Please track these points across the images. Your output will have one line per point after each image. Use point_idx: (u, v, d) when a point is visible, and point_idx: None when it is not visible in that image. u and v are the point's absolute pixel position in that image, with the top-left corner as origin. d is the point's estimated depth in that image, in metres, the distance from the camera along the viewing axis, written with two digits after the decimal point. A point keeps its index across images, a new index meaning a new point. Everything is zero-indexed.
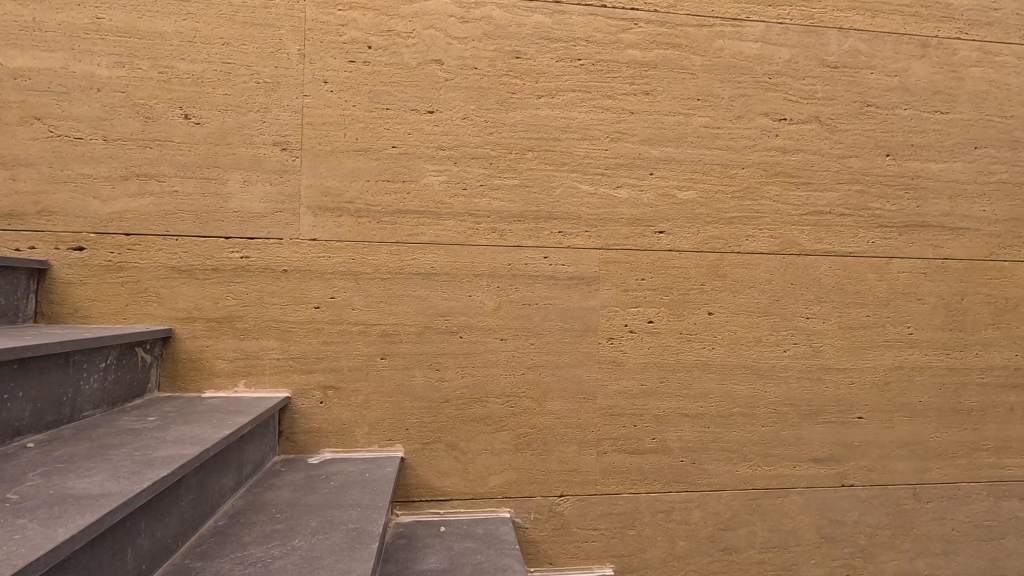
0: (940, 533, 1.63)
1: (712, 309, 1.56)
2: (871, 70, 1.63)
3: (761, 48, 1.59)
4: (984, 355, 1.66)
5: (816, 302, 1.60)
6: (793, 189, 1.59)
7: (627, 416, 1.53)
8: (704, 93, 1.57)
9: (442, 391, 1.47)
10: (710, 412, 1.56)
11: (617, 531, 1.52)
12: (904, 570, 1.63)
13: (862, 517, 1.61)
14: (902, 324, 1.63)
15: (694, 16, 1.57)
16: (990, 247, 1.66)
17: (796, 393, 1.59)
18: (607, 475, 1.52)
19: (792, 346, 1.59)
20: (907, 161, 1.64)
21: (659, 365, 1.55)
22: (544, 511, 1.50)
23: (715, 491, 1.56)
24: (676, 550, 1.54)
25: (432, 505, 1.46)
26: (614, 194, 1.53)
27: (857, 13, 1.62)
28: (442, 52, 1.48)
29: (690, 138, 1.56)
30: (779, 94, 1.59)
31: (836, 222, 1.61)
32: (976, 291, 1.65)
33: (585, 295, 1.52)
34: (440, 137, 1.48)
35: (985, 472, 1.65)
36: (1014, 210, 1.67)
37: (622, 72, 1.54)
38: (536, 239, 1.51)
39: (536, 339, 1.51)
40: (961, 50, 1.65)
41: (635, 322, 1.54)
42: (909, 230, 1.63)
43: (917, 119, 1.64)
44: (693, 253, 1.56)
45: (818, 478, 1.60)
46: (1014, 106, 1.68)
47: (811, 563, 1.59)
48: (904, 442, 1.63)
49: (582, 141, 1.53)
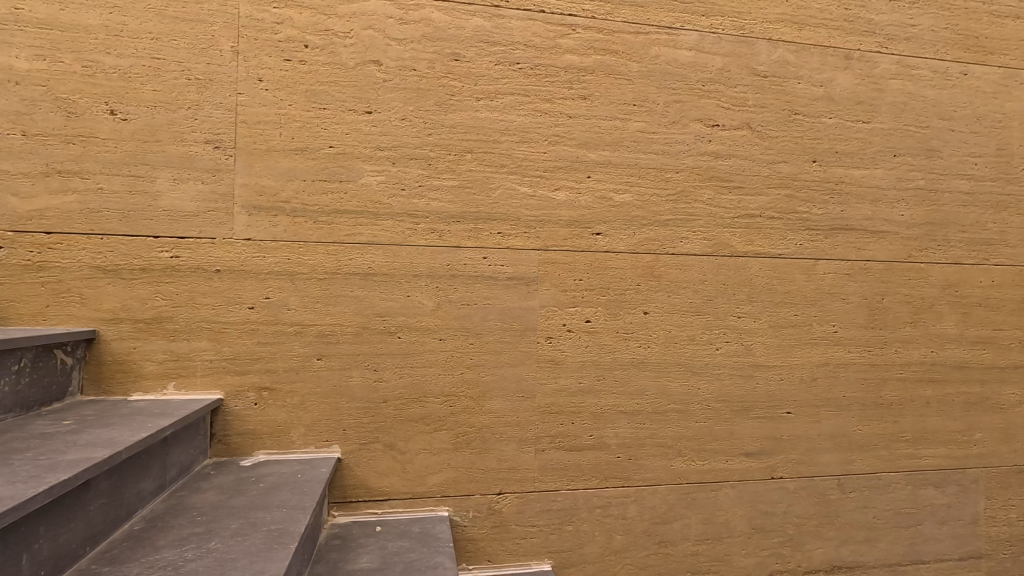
0: (863, 522, 1.72)
1: (648, 309, 1.61)
2: (799, 80, 1.70)
3: (694, 56, 1.64)
4: (903, 352, 1.75)
5: (747, 301, 1.66)
6: (725, 193, 1.65)
7: (565, 413, 1.56)
8: (641, 99, 1.61)
9: (381, 391, 1.48)
10: (645, 409, 1.61)
11: (555, 527, 1.55)
12: (829, 557, 1.70)
13: (791, 509, 1.68)
14: (827, 322, 1.70)
15: (630, 23, 1.61)
16: (908, 249, 1.76)
17: (728, 389, 1.65)
18: (545, 472, 1.55)
19: (725, 345, 1.65)
20: (832, 167, 1.72)
21: (596, 364, 1.58)
22: (483, 508, 1.52)
23: (650, 486, 1.60)
24: (613, 544, 1.58)
25: (370, 506, 1.46)
26: (552, 196, 1.56)
27: (785, 25, 1.69)
28: (381, 53, 1.49)
29: (627, 143, 1.60)
30: (711, 100, 1.65)
31: (765, 225, 1.67)
32: (895, 291, 1.75)
33: (523, 295, 1.55)
34: (379, 137, 1.49)
35: (904, 462, 1.75)
36: (930, 215, 1.77)
37: (560, 76, 1.57)
38: (475, 240, 1.53)
39: (474, 339, 1.52)
40: (881, 63, 1.75)
41: (573, 322, 1.57)
42: (834, 233, 1.71)
43: (842, 127, 1.72)
44: (629, 254, 1.60)
45: (750, 471, 1.66)
46: (930, 116, 1.78)
47: (742, 553, 1.65)
48: (829, 435, 1.70)
49: (520, 143, 1.55)
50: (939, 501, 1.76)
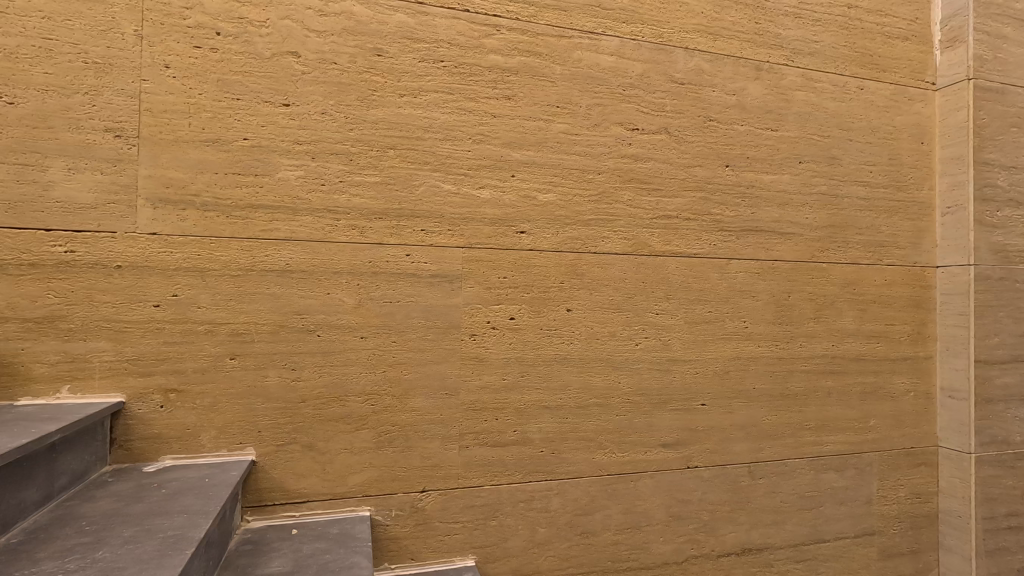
0: (771, 506, 1.83)
1: (571, 306, 1.65)
2: (713, 88, 1.79)
3: (616, 61, 1.70)
4: (807, 346, 1.87)
5: (665, 299, 1.73)
6: (644, 195, 1.72)
7: (489, 410, 1.58)
8: (563, 101, 1.65)
9: (299, 391, 1.44)
10: (568, 404, 1.65)
11: (479, 523, 1.56)
12: (741, 541, 1.80)
13: (706, 496, 1.76)
14: (739, 319, 1.80)
15: (554, 26, 1.64)
16: (812, 250, 1.88)
17: (647, 383, 1.71)
18: (469, 469, 1.56)
19: (644, 340, 1.71)
20: (743, 172, 1.81)
21: (520, 361, 1.61)
22: (406, 507, 1.51)
23: (573, 478, 1.64)
24: (537, 537, 1.61)
25: (287, 509, 1.42)
26: (476, 194, 1.58)
27: (700, 35, 1.78)
28: (299, 44, 1.45)
29: (550, 144, 1.64)
30: (632, 105, 1.71)
31: (682, 226, 1.75)
32: (800, 289, 1.87)
33: (447, 293, 1.55)
34: (297, 131, 1.45)
35: (808, 449, 1.87)
36: (831, 218, 1.90)
37: (484, 76, 1.59)
38: (398, 237, 1.52)
39: (397, 336, 1.52)
40: (788, 75, 1.86)
41: (497, 319, 1.59)
42: (745, 234, 1.81)
43: (753, 134, 1.82)
44: (552, 253, 1.64)
45: (667, 461, 1.73)
46: (832, 127, 1.91)
47: (661, 541, 1.72)
48: (741, 425, 1.80)
49: (444, 141, 1.56)
50: (838, 483, 1.90)
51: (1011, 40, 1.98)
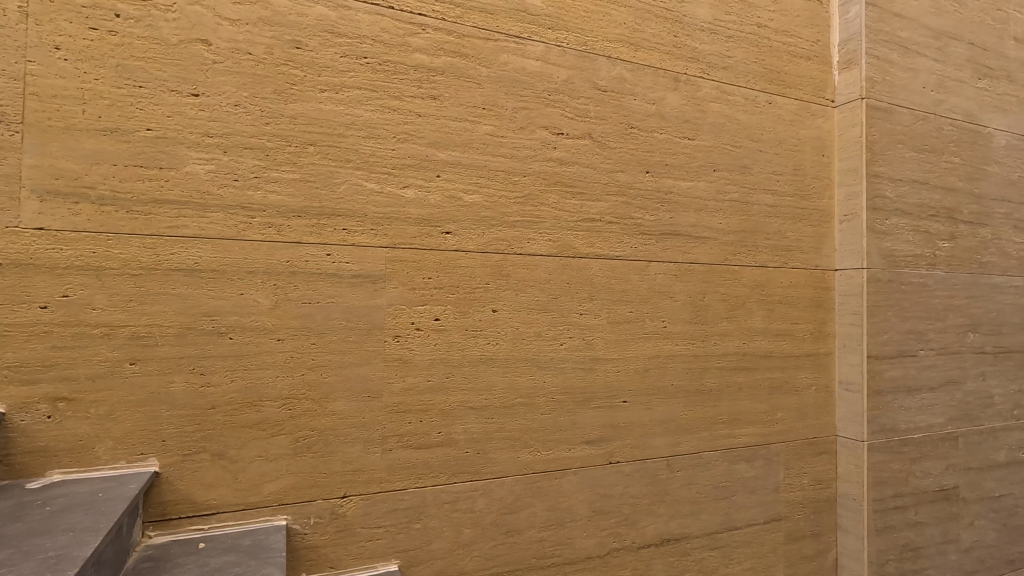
0: (688, 497, 1.91)
1: (496, 307, 1.66)
2: (634, 97, 1.86)
3: (541, 66, 1.73)
4: (721, 344, 1.98)
5: (588, 300, 1.78)
6: (569, 198, 1.76)
7: (413, 412, 1.56)
8: (489, 103, 1.66)
9: (209, 397, 1.37)
10: (493, 404, 1.66)
11: (402, 526, 1.54)
12: (660, 532, 1.87)
13: (627, 490, 1.82)
14: (658, 319, 1.88)
15: (480, 29, 1.65)
16: (725, 253, 1.99)
17: (571, 382, 1.75)
18: (392, 472, 1.54)
19: (568, 340, 1.75)
20: (662, 178, 1.89)
21: (445, 362, 1.60)
22: (325, 513, 1.47)
23: (498, 478, 1.66)
24: (462, 538, 1.61)
25: (194, 522, 1.35)
26: (400, 194, 1.56)
27: (623, 45, 1.84)
28: (210, 32, 1.38)
29: (476, 145, 1.65)
30: (556, 110, 1.75)
31: (605, 229, 1.81)
32: (715, 290, 1.97)
33: (370, 294, 1.53)
34: (207, 122, 1.38)
35: (722, 442, 1.97)
36: (742, 224, 2.02)
37: (409, 75, 1.57)
38: (318, 236, 1.47)
39: (317, 338, 1.47)
40: (704, 87, 1.96)
41: (422, 319, 1.58)
42: (664, 238, 1.89)
43: (671, 142, 1.91)
44: (477, 254, 1.64)
45: (590, 458, 1.78)
46: (743, 138, 2.03)
47: (584, 536, 1.76)
48: (660, 420, 1.88)
49: (367, 139, 1.53)
50: (749, 473, 2.01)
51: (897, 65, 2.19)
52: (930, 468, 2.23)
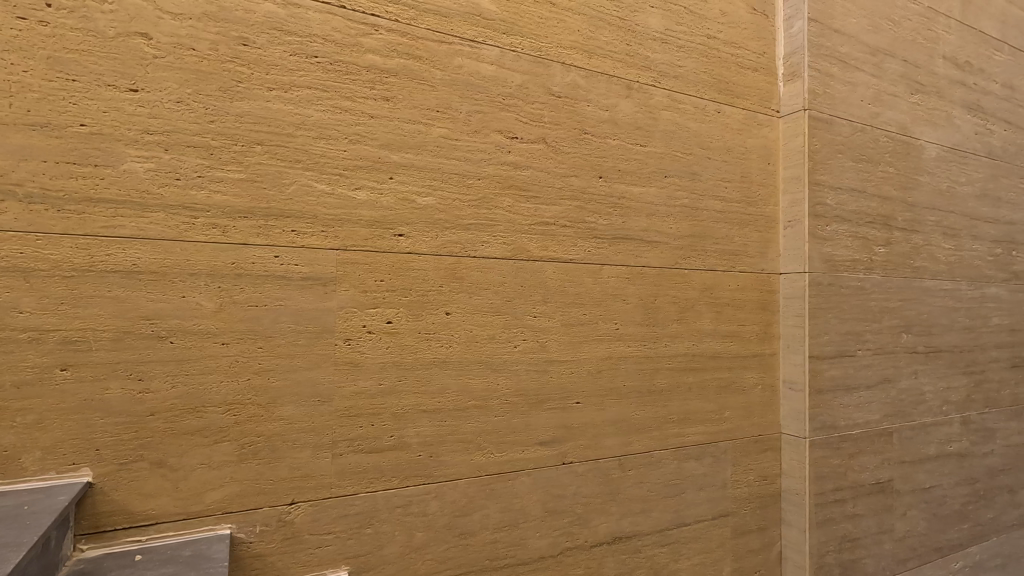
0: (639, 495, 1.96)
1: (450, 309, 1.66)
2: (588, 103, 1.89)
3: (496, 71, 1.74)
4: (671, 345, 2.03)
5: (542, 302, 1.80)
6: (523, 202, 1.78)
7: (364, 416, 1.55)
8: (443, 106, 1.66)
9: (147, 403, 1.33)
10: (447, 407, 1.66)
11: (353, 532, 1.53)
12: (612, 530, 1.91)
13: (579, 490, 1.85)
14: (611, 321, 1.92)
15: (434, 31, 1.65)
16: (676, 257, 2.05)
17: (525, 384, 1.77)
18: (342, 478, 1.52)
19: (522, 342, 1.77)
20: (615, 184, 1.94)
21: (397, 365, 1.59)
22: (272, 521, 1.44)
23: (451, 481, 1.66)
24: (414, 541, 1.60)
25: (131, 533, 1.31)
26: (352, 195, 1.54)
27: (576, 52, 1.87)
28: (151, 26, 1.34)
29: (430, 147, 1.64)
30: (511, 114, 1.76)
31: (559, 233, 1.83)
32: (666, 293, 2.02)
33: (320, 296, 1.50)
34: (146, 119, 1.33)
35: (672, 440, 2.03)
36: (692, 229, 2.08)
37: (361, 75, 1.56)
38: (266, 238, 1.44)
39: (264, 342, 1.44)
40: (655, 95, 2.02)
41: (373, 322, 1.57)
42: (616, 241, 1.93)
43: (624, 148, 1.95)
44: (431, 256, 1.64)
45: (544, 459, 1.80)
46: (693, 145, 2.09)
47: (537, 536, 1.78)
48: (612, 421, 1.92)
49: (318, 139, 1.51)
50: (698, 471, 2.07)
51: (837, 78, 2.29)
52: (867, 463, 2.35)
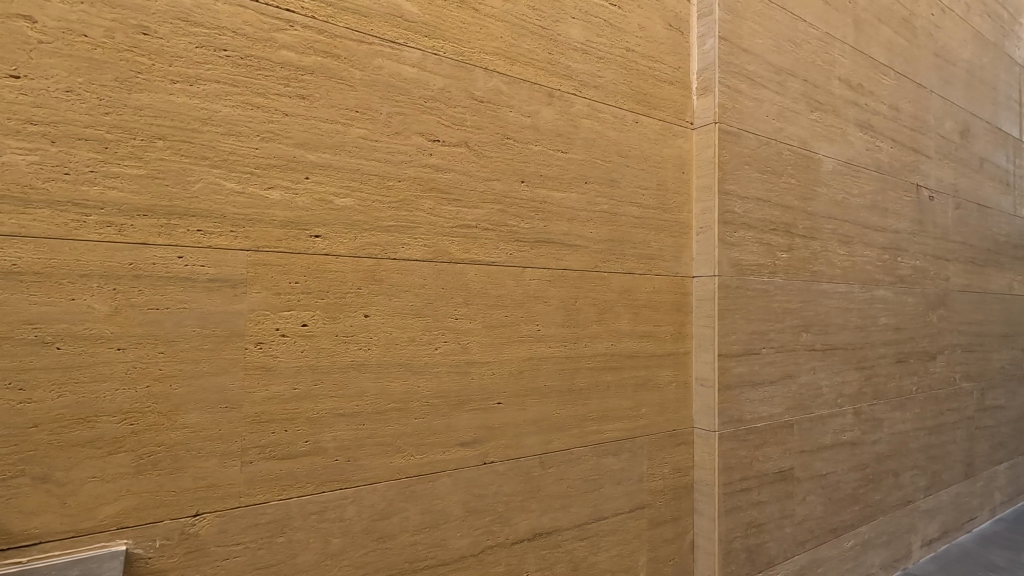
0: (559, 492, 2.01)
1: (369, 312, 1.65)
2: (510, 109, 1.93)
3: (417, 73, 1.74)
4: (591, 345, 2.11)
5: (464, 304, 1.82)
6: (444, 204, 1.79)
7: (277, 422, 1.51)
8: (362, 106, 1.65)
9: (30, 414, 1.24)
10: (365, 410, 1.64)
11: (264, 541, 1.48)
12: (533, 526, 1.96)
13: (500, 489, 1.89)
14: (532, 322, 1.96)
15: (353, 30, 1.63)
16: (596, 261, 2.12)
17: (446, 385, 1.78)
18: (252, 486, 1.47)
19: (443, 344, 1.78)
20: (537, 188, 1.98)
21: (312, 369, 1.56)
22: (174, 534, 1.37)
23: (369, 485, 1.64)
24: (330, 548, 1.57)
25: (11, 555, 1.21)
26: (264, 194, 1.50)
27: (499, 58, 1.91)
28: (36, 9, 1.26)
29: (348, 148, 1.62)
30: (432, 116, 1.77)
31: (480, 236, 1.86)
32: (585, 295, 2.09)
33: (228, 298, 1.45)
34: (30, 108, 1.24)
35: (591, 437, 2.10)
36: (611, 233, 2.17)
37: (275, 72, 1.52)
38: (168, 237, 1.38)
39: (165, 347, 1.37)
40: (577, 104, 2.08)
41: (287, 325, 1.53)
42: (538, 245, 1.98)
43: (546, 154, 2.00)
44: (349, 258, 1.62)
45: (465, 459, 1.82)
46: (612, 153, 2.18)
47: (458, 536, 1.80)
48: (533, 419, 1.96)
49: (227, 136, 1.45)
50: (615, 466, 2.16)
51: (745, 95, 2.46)
52: (770, 453, 2.53)
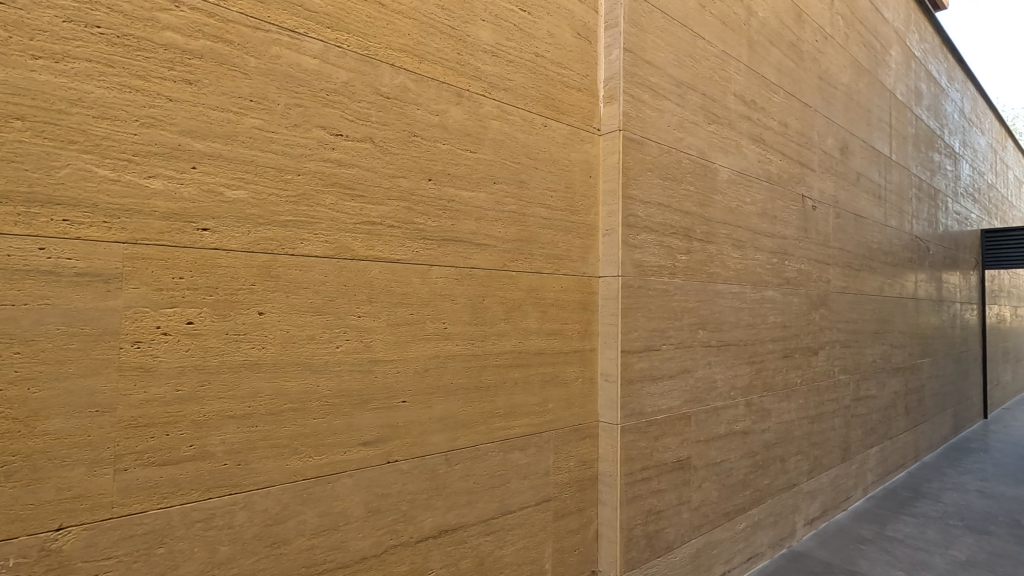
0: (465, 488, 2.03)
1: (263, 309, 1.59)
2: (418, 107, 1.93)
3: (319, 65, 1.70)
4: (498, 343, 2.14)
5: (367, 302, 1.79)
6: (347, 200, 1.76)
7: (157, 426, 1.42)
8: (258, 96, 1.58)
9: None
10: (257, 412, 1.58)
11: (140, 554, 1.39)
12: (438, 523, 1.96)
13: (404, 488, 1.88)
14: (439, 320, 1.97)
15: (248, 17, 1.57)
16: (504, 260, 2.16)
17: (347, 384, 1.75)
18: (127, 495, 1.37)
19: (345, 343, 1.75)
20: (444, 187, 1.99)
21: (198, 369, 1.48)
22: (32, 551, 1.25)
23: (262, 489, 1.58)
24: (217, 557, 1.50)
25: None
26: (143, 183, 1.41)
27: (406, 55, 1.90)
28: None
29: (241, 138, 1.55)
30: (335, 110, 1.73)
31: (385, 233, 1.84)
32: (493, 294, 2.13)
33: (100, 295, 1.35)
34: None
35: (498, 433, 2.13)
36: (520, 233, 2.22)
37: (157, 54, 1.43)
38: (28, 227, 1.26)
39: (22, 347, 1.25)
40: (486, 105, 2.12)
41: (170, 323, 1.44)
42: (445, 243, 1.99)
43: (454, 154, 2.02)
44: (242, 253, 1.55)
45: (367, 459, 1.79)
46: (521, 155, 2.23)
47: (359, 538, 1.77)
48: (439, 417, 1.97)
49: (100, 119, 1.35)
50: (522, 460, 2.21)
51: (647, 105, 2.59)
52: (669, 444, 2.68)
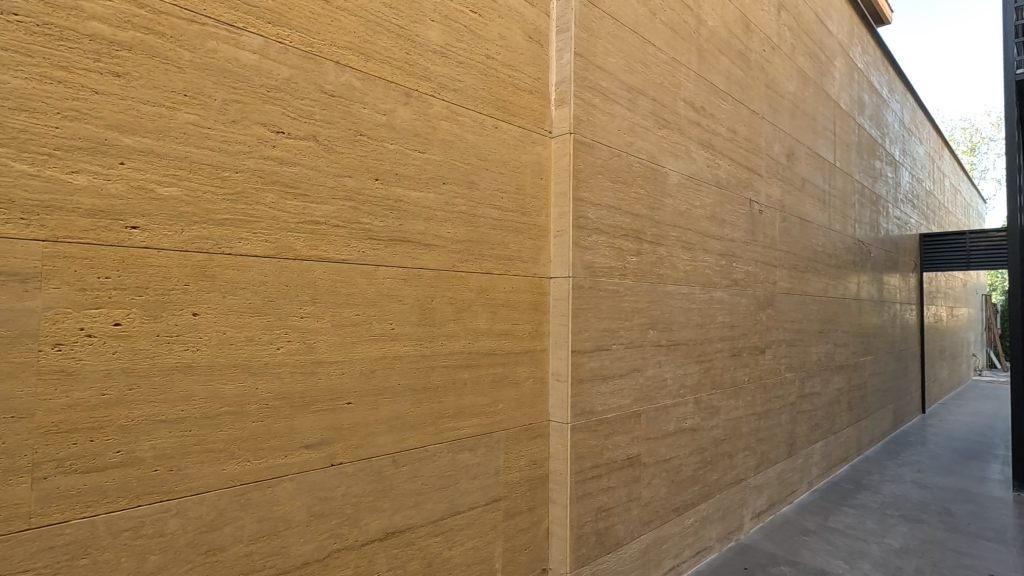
0: (412, 489, 2.02)
1: (197, 310, 1.54)
2: (364, 106, 1.91)
3: (259, 61, 1.67)
4: (447, 343, 2.14)
5: (310, 302, 1.76)
6: (289, 199, 1.72)
7: (80, 432, 1.36)
8: (193, 90, 1.54)
9: None
10: (191, 415, 1.53)
11: (61, 565, 1.33)
12: (384, 525, 1.94)
13: (348, 491, 1.85)
14: (385, 321, 1.95)
15: (182, 9, 1.52)
16: (453, 260, 2.16)
17: (288, 386, 1.72)
18: (46, 504, 1.31)
19: (286, 344, 1.71)
20: (391, 187, 1.98)
21: (126, 372, 1.43)
22: None
23: (196, 495, 1.53)
24: (146, 566, 1.45)
25: None
26: (66, 178, 1.35)
27: (352, 53, 1.88)
28: None
29: (174, 133, 1.51)
30: (276, 107, 1.70)
31: (330, 233, 1.82)
32: (442, 294, 2.13)
33: (16, 295, 1.28)
34: None
35: (447, 434, 2.13)
36: (469, 234, 2.22)
37: (81, 44, 1.37)
38: None
39: None
40: (435, 105, 2.11)
41: (95, 325, 1.39)
42: (392, 243, 1.97)
43: (402, 154, 2.00)
44: (174, 253, 1.51)
45: (309, 462, 1.76)
46: (471, 156, 2.23)
47: (301, 542, 1.74)
48: (385, 418, 1.95)
49: (17, 111, 1.29)
50: (471, 461, 2.21)
51: (598, 109, 2.64)
52: (618, 441, 2.73)
